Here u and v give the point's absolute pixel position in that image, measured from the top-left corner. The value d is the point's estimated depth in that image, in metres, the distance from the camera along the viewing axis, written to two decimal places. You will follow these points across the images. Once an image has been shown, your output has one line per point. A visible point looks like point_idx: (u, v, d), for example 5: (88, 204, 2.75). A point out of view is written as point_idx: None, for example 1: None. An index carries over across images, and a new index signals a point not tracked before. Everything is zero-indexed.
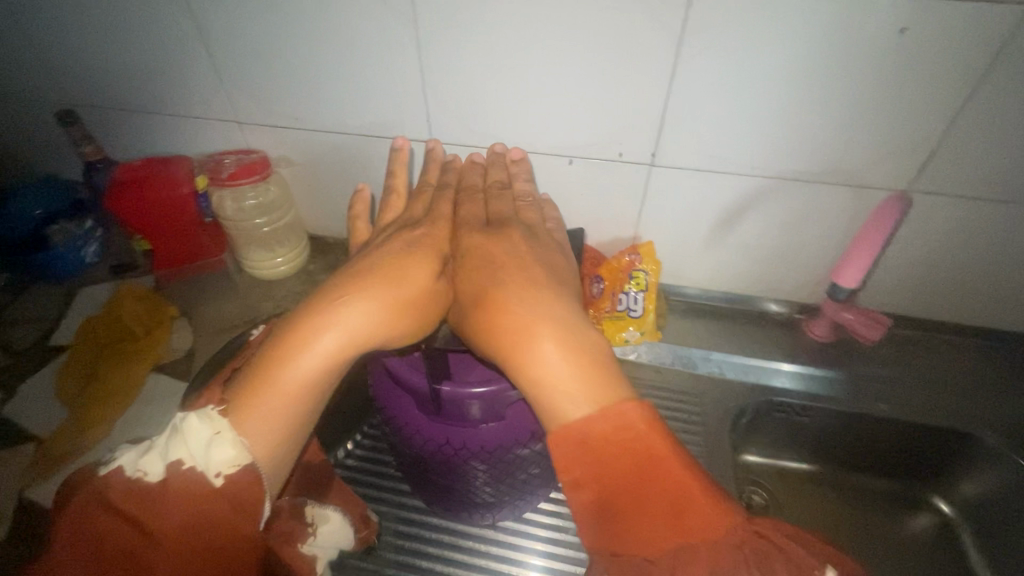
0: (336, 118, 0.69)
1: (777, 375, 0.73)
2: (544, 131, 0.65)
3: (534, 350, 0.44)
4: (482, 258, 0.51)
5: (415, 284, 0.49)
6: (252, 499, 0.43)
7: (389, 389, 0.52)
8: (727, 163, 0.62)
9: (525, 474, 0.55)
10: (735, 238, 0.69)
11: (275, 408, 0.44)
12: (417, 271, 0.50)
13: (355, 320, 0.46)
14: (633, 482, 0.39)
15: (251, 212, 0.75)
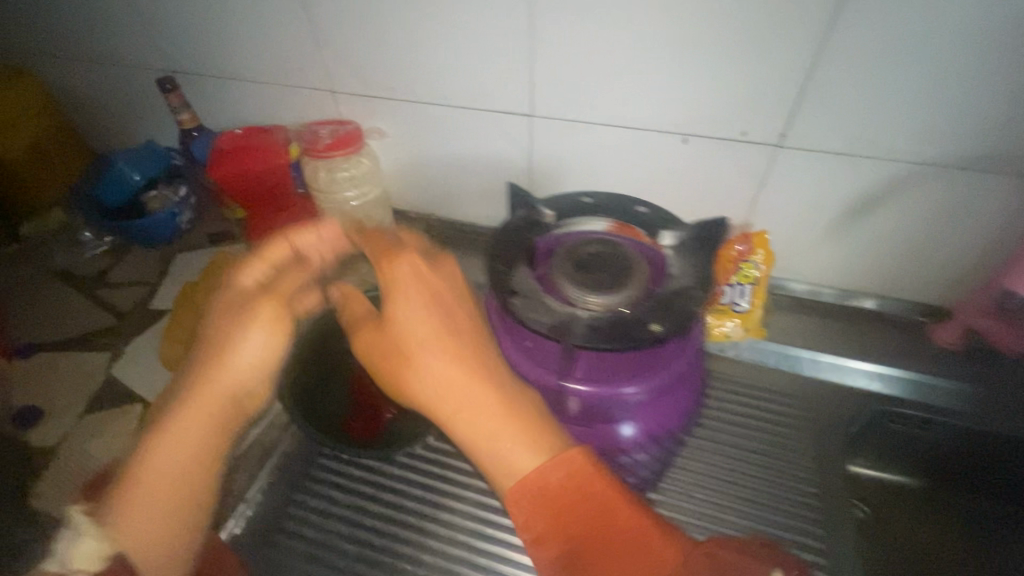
0: (433, 87, 0.66)
1: (859, 376, 0.67)
2: (657, 105, 0.60)
3: (465, 417, 0.41)
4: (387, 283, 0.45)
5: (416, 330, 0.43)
6: (163, 534, 0.38)
7: None
8: (868, 145, 0.56)
9: (635, 478, 0.50)
10: (861, 230, 0.63)
11: (194, 438, 0.40)
12: (404, 309, 0.44)
13: (257, 350, 0.43)
14: (579, 524, 0.36)
15: (343, 184, 0.73)
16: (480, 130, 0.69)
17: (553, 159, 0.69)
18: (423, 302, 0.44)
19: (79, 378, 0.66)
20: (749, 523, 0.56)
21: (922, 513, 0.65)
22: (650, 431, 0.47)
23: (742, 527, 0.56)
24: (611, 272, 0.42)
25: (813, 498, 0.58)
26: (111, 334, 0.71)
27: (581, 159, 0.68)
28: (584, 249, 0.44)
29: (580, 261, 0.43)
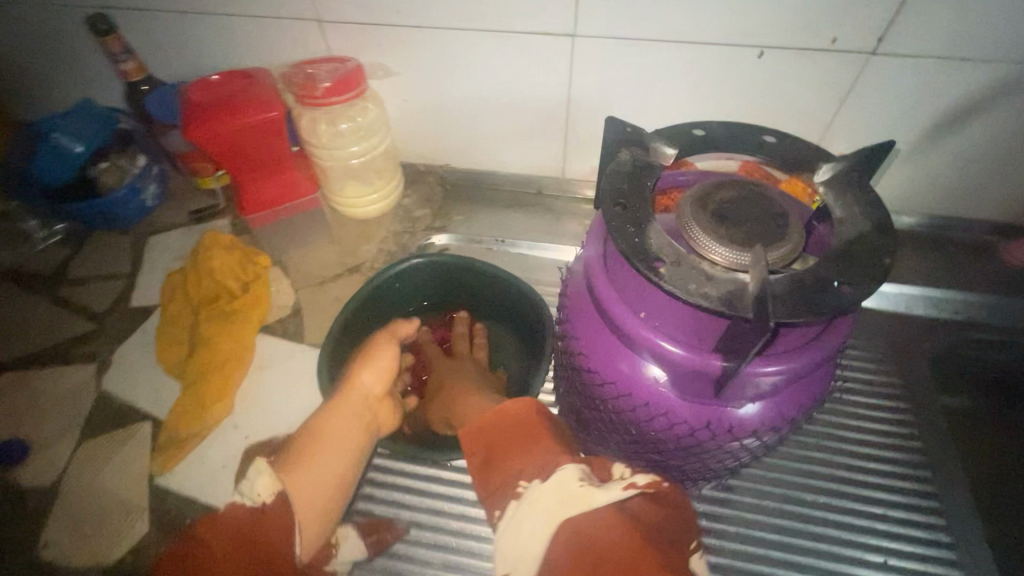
0: (452, 6, 0.54)
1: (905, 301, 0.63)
2: (731, 14, 0.50)
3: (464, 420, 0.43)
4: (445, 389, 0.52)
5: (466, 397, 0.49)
6: (316, 517, 0.37)
7: (589, 320, 0.40)
8: (977, 47, 0.48)
9: (734, 462, 0.41)
10: (946, 148, 0.57)
11: (344, 439, 0.41)
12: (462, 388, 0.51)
13: (377, 383, 0.46)
14: (509, 440, 0.37)
15: (347, 138, 0.61)
16: (509, 59, 0.58)
17: (597, 90, 0.59)
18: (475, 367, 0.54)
19: (66, 399, 0.56)
20: (849, 475, 0.53)
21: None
22: (775, 417, 0.36)
23: (843, 481, 0.53)
24: (769, 224, 0.32)
25: (905, 438, 0.55)
26: (92, 342, 0.60)
27: (633, 87, 0.58)
28: (719, 196, 0.33)
29: (724, 212, 0.32)
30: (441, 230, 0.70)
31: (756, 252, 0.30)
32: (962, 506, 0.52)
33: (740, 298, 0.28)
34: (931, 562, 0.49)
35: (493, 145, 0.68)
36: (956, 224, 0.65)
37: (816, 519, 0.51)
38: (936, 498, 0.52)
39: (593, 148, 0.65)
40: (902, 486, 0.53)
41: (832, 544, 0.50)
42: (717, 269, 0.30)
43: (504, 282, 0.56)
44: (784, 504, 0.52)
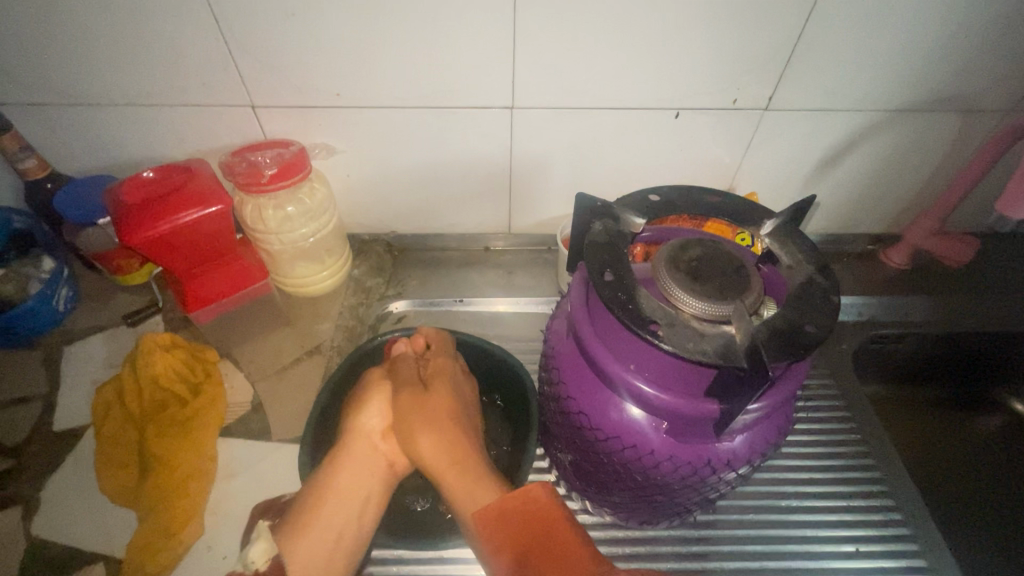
0: (395, 87, 0.56)
1: None
2: (650, 82, 0.56)
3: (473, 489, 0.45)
4: (410, 426, 0.50)
5: (439, 458, 0.48)
6: None
7: (582, 380, 0.43)
8: (844, 100, 0.59)
9: (725, 490, 0.45)
10: (833, 178, 0.67)
11: (339, 492, 0.48)
12: (425, 444, 0.49)
13: (376, 422, 0.52)
14: (536, 539, 0.40)
15: (298, 221, 0.60)
16: (451, 131, 0.60)
17: (537, 153, 0.63)
18: (446, 403, 0.51)
19: None
20: (806, 474, 0.59)
21: (920, 422, 0.74)
22: (761, 447, 0.41)
23: (807, 480, 0.59)
24: (736, 276, 0.36)
25: (844, 432, 0.63)
26: (15, 480, 0.52)
27: (571, 148, 0.63)
28: (688, 255, 0.38)
29: (697, 268, 0.37)
30: (397, 296, 0.69)
31: (735, 305, 0.34)
32: (901, 483, 0.60)
33: (729, 350, 0.33)
34: (889, 539, 0.56)
35: (441, 209, 0.69)
36: (844, 239, 0.76)
37: (791, 521, 0.56)
38: (882, 481, 0.59)
39: (538, 203, 0.69)
40: (851, 474, 0.60)
41: (809, 541, 0.55)
42: (704, 324, 0.34)
43: (474, 347, 0.59)
44: (763, 514, 0.57)
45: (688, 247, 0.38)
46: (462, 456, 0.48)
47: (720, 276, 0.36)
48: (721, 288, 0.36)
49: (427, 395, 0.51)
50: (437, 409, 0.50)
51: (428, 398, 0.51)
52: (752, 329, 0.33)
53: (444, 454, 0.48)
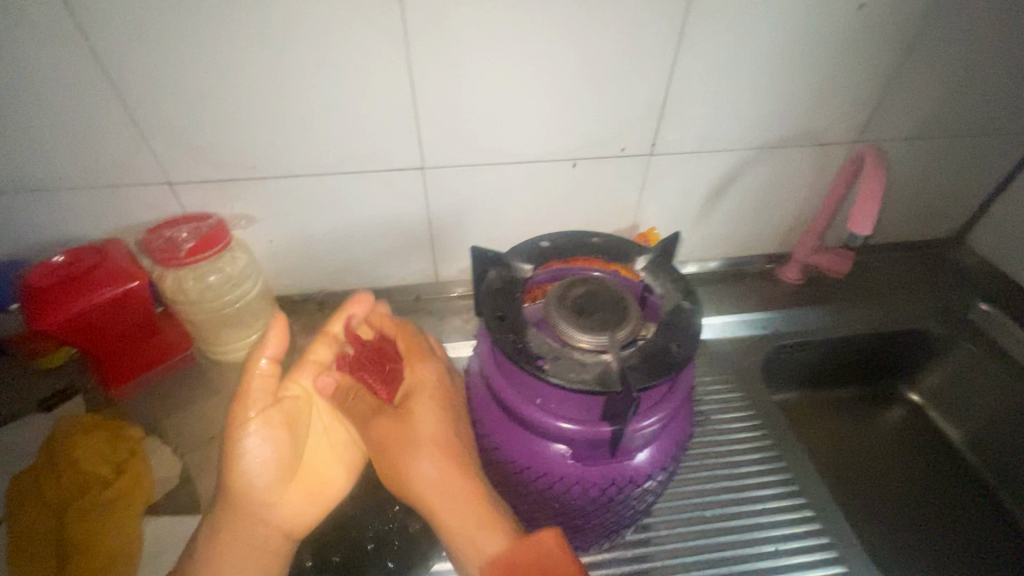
0: (308, 156, 0.60)
1: (732, 327, 0.80)
2: (546, 137, 0.63)
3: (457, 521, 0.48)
4: (398, 454, 0.52)
5: (431, 486, 0.50)
6: None
7: (497, 417, 0.46)
8: (717, 142, 0.67)
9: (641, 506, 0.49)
10: (722, 209, 0.75)
11: (255, 539, 0.51)
12: (418, 469, 0.51)
13: (263, 457, 0.52)
14: None
15: (219, 289, 0.61)
16: (369, 193, 0.64)
17: (452, 208, 0.68)
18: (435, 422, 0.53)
19: None
20: (727, 482, 0.64)
21: (834, 423, 0.82)
22: (662, 461, 0.45)
23: (727, 488, 0.64)
24: (614, 306, 0.41)
25: (758, 438, 0.68)
26: None
27: (484, 200, 0.68)
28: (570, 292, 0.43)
29: (579, 303, 0.41)
30: None
31: (610, 335, 0.39)
32: (813, 480, 0.64)
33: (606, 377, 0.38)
34: (803, 535, 0.60)
35: (369, 266, 0.72)
36: (743, 262, 0.84)
37: (716, 530, 0.60)
38: (795, 481, 0.64)
39: (460, 253, 0.73)
40: (767, 477, 0.64)
41: (734, 546, 0.59)
42: (585, 354, 0.39)
43: None
44: (691, 525, 0.60)
45: (574, 285, 0.43)
46: (449, 480, 0.50)
47: (600, 309, 0.41)
48: (600, 319, 0.40)
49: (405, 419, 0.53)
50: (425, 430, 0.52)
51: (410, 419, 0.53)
52: (624, 355, 0.38)
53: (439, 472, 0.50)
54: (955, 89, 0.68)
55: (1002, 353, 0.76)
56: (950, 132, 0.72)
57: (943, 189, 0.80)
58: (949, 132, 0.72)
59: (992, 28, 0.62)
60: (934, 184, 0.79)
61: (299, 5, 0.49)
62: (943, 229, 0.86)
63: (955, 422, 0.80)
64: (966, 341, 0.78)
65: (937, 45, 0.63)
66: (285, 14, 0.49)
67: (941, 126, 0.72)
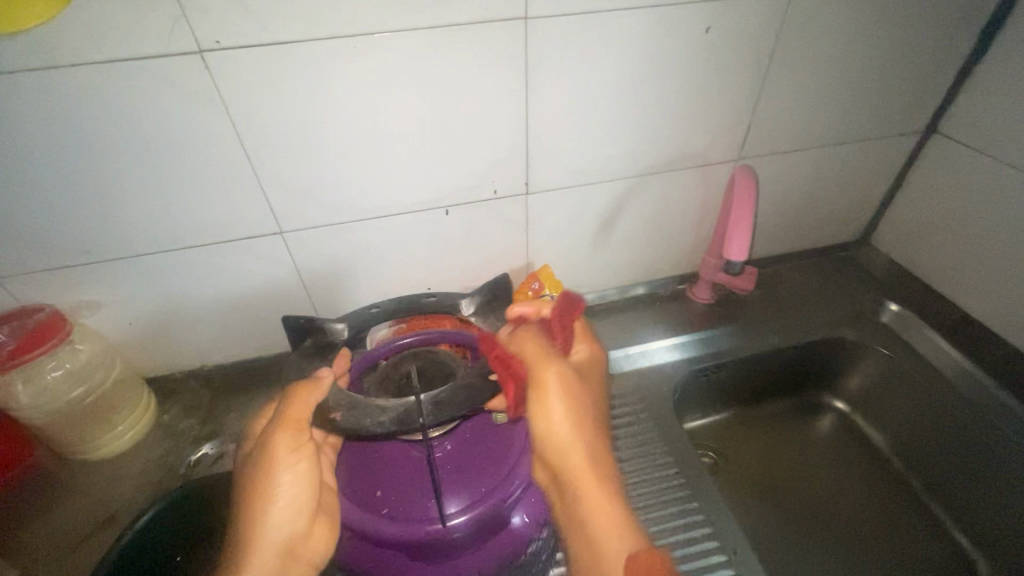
0: (149, 233, 0.55)
1: (648, 355, 0.77)
2: (411, 189, 0.60)
3: (579, 485, 0.44)
4: (582, 395, 0.48)
5: (574, 437, 0.46)
6: None
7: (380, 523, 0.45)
8: (594, 174, 0.65)
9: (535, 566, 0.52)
10: (616, 237, 0.73)
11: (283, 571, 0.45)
12: (573, 411, 0.46)
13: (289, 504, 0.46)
14: None
15: (59, 386, 0.57)
16: (228, 263, 0.60)
17: (325, 269, 0.64)
18: (577, 417, 0.46)
19: None
20: None
21: (762, 444, 0.80)
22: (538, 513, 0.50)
23: None
24: (441, 379, 0.50)
25: (672, 474, 0.65)
26: None
27: (358, 255, 0.64)
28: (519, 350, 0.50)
29: (402, 381, 0.50)
30: (210, 437, 0.65)
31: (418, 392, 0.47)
32: (725, 518, 0.61)
33: (407, 417, 0.45)
34: None
35: (248, 336, 0.67)
36: (653, 285, 0.82)
37: None
38: (706, 523, 0.61)
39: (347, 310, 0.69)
40: (677, 521, 0.61)
41: None
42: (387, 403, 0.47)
43: None
44: None
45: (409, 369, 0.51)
46: (587, 468, 0.45)
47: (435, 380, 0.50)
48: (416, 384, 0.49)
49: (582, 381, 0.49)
50: (556, 417, 0.46)
51: (597, 400, 0.50)
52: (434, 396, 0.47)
53: (582, 460, 0.45)
54: (829, 99, 0.66)
55: (915, 354, 0.75)
56: (835, 138, 0.71)
57: (838, 194, 0.79)
58: (833, 140, 0.71)
59: (853, 35, 0.61)
60: (829, 190, 0.78)
61: (93, 82, 0.45)
62: (845, 232, 0.86)
63: (881, 429, 0.78)
64: (879, 345, 0.77)
65: (801, 60, 0.61)
66: (81, 89, 0.45)
67: (825, 136, 0.71)
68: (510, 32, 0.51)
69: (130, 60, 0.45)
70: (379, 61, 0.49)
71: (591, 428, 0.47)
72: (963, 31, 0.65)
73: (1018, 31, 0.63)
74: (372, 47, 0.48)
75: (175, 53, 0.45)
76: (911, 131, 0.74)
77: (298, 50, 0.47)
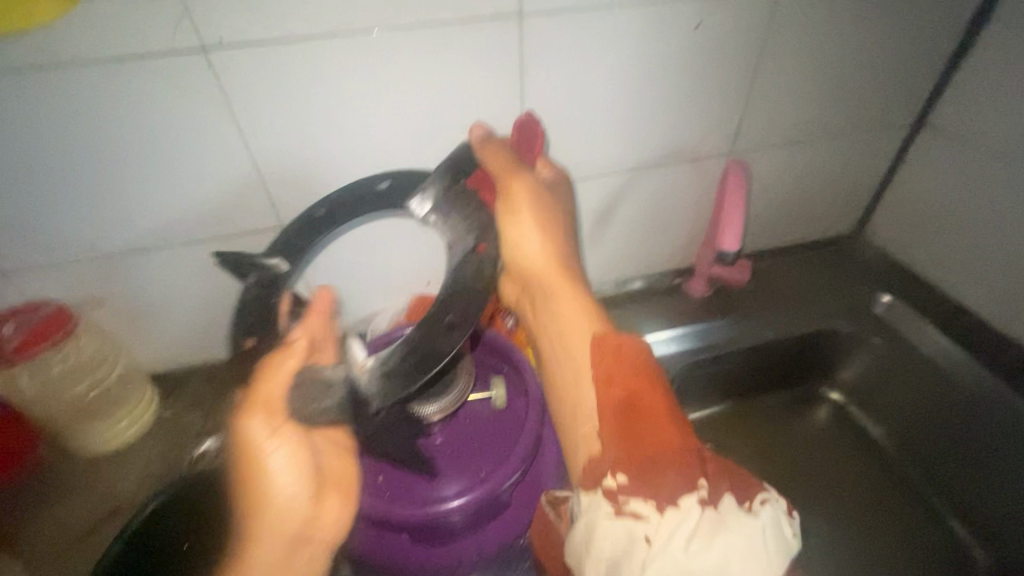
0: (153, 230, 0.56)
1: None
2: None
3: (563, 318, 0.53)
4: (520, 163, 0.55)
5: (543, 260, 0.54)
6: None
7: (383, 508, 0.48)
8: (590, 169, 0.66)
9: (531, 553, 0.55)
10: (613, 232, 0.74)
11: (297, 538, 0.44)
12: (536, 238, 0.53)
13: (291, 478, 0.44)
14: (638, 416, 0.47)
15: (64, 380, 0.58)
16: None
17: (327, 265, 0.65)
18: (542, 235, 0.54)
19: None
20: None
21: (760, 435, 0.81)
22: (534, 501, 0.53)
23: None
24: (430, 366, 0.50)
25: None
26: None
27: (359, 251, 0.65)
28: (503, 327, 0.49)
29: None
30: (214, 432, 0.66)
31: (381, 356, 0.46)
32: None
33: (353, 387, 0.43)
34: None
35: None
36: (650, 279, 0.83)
37: None
38: None
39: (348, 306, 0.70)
40: None
41: None
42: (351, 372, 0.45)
43: None
44: None
45: None
46: (565, 294, 0.54)
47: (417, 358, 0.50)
48: None
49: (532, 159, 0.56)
50: (531, 234, 0.53)
51: (562, 204, 0.58)
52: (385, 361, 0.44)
53: (556, 274, 0.54)
54: (820, 93, 0.68)
55: (908, 343, 0.76)
56: (826, 132, 0.72)
57: (830, 187, 0.80)
58: (825, 134, 0.73)
59: (841, 31, 0.62)
60: (822, 183, 0.79)
61: (97, 79, 0.46)
62: (838, 225, 0.87)
63: (877, 418, 0.79)
64: (873, 335, 0.78)
65: (791, 56, 0.63)
66: (86, 86, 0.46)
67: (816, 130, 0.72)
68: (506, 29, 0.52)
69: (135, 58, 0.46)
70: (378, 58, 0.51)
71: (544, 202, 0.54)
72: (949, 26, 0.66)
73: (1003, 26, 0.64)
74: (370, 44, 0.50)
75: (179, 51, 0.46)
76: (900, 125, 0.75)
77: (298, 48, 0.48)
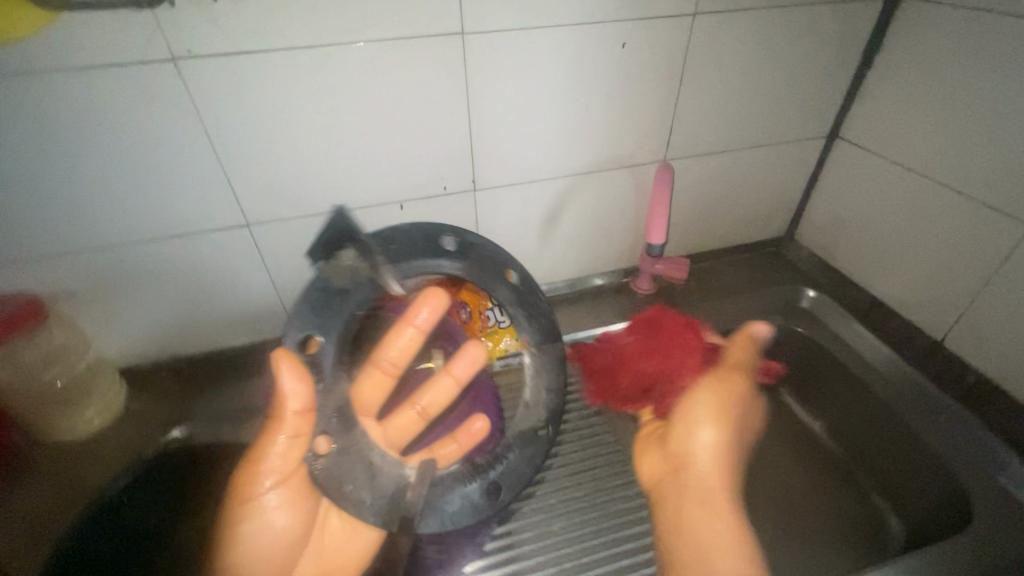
0: (125, 227, 0.60)
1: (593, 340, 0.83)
2: (368, 187, 0.66)
3: (704, 518, 0.55)
4: (722, 468, 0.58)
5: (708, 458, 0.58)
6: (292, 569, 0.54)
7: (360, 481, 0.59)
8: (535, 173, 0.72)
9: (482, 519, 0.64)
10: (561, 233, 0.80)
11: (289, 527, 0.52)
12: (705, 440, 0.59)
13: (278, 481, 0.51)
14: None
15: (35, 368, 0.62)
16: (199, 255, 0.65)
17: (290, 261, 0.69)
18: (713, 465, 0.58)
19: None
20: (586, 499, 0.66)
21: None
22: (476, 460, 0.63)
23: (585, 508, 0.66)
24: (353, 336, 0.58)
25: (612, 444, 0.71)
26: None
27: None
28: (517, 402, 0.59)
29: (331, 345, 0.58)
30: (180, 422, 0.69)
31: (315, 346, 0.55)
32: None
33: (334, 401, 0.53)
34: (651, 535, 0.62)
35: (218, 326, 0.72)
36: (600, 278, 0.89)
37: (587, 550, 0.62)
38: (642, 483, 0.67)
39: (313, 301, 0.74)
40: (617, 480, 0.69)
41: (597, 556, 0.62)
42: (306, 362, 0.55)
43: None
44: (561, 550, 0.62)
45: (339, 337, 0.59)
46: (722, 496, 0.56)
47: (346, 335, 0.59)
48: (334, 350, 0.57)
49: (721, 416, 0.60)
50: (695, 445, 0.59)
51: (733, 434, 0.61)
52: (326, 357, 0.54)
53: (717, 482, 0.57)
54: (741, 106, 0.76)
55: (827, 331, 0.84)
56: (750, 142, 0.80)
57: (759, 193, 0.88)
58: (750, 143, 0.80)
59: (754, 51, 0.70)
60: (752, 189, 0.87)
61: (73, 86, 0.51)
62: (772, 228, 0.95)
63: (806, 402, 0.86)
64: (795, 325, 0.86)
65: (711, 72, 0.70)
66: (64, 93, 0.51)
67: (742, 140, 0.80)
68: (450, 46, 0.58)
69: (109, 66, 0.50)
70: (334, 70, 0.56)
71: (724, 453, 0.59)
72: (850, 47, 0.75)
73: (894, 48, 0.73)
74: (327, 57, 0.55)
75: (150, 61, 0.51)
76: (817, 136, 0.84)
77: (261, 61, 0.54)
